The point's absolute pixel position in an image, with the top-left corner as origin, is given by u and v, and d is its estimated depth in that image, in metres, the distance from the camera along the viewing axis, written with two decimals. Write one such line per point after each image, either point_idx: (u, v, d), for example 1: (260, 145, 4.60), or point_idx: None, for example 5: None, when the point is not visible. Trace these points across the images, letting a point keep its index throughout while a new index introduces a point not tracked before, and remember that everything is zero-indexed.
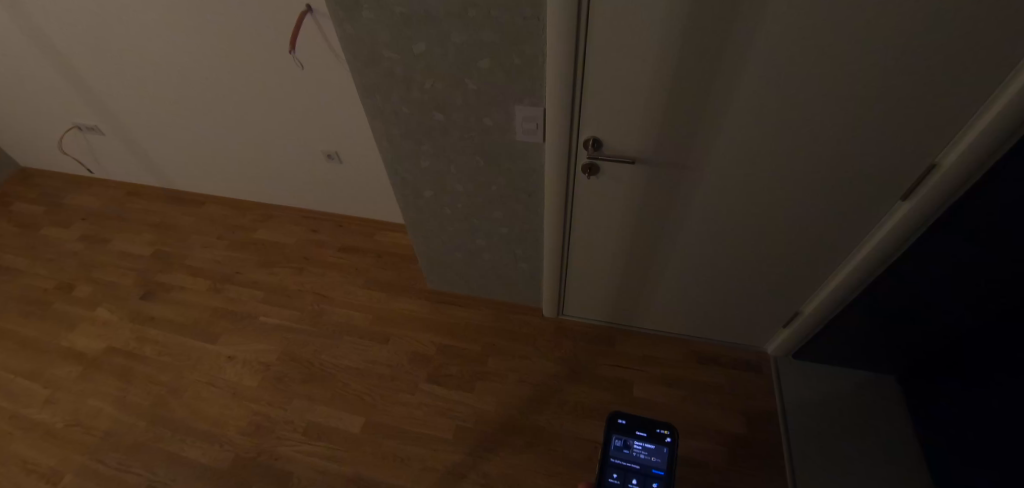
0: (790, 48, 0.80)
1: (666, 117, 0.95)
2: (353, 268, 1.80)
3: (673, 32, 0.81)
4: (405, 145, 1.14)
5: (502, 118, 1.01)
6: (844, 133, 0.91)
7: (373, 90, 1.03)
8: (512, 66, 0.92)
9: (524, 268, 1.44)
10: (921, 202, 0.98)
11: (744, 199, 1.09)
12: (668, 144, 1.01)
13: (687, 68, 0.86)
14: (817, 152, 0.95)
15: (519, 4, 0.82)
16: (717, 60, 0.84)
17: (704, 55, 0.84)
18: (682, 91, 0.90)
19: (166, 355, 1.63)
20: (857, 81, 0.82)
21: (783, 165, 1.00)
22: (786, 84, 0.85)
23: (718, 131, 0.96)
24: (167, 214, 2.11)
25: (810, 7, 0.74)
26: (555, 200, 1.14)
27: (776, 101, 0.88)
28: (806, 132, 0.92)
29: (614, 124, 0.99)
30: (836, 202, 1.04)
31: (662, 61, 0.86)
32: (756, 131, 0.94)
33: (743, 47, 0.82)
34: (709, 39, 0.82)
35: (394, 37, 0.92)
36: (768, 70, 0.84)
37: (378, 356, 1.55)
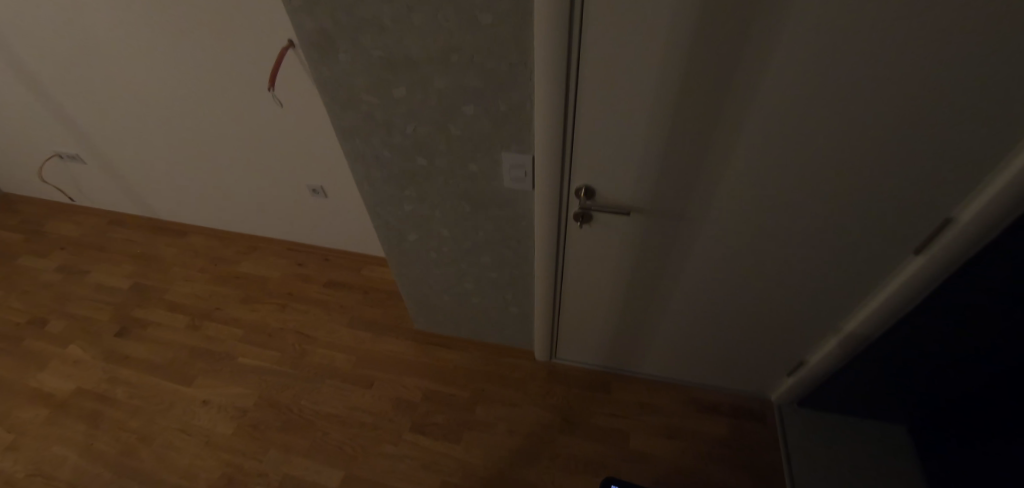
0: (794, 98, 0.75)
1: (661, 167, 0.90)
2: (338, 306, 1.74)
3: (670, 80, 0.77)
4: (387, 189, 1.08)
5: (488, 165, 0.95)
6: (852, 185, 0.85)
7: (352, 133, 0.98)
8: (499, 113, 0.86)
9: (514, 312, 1.36)
10: (933, 259, 0.92)
11: (745, 247, 1.03)
12: (664, 194, 0.95)
13: (684, 117, 0.82)
14: (821, 204, 0.90)
15: (505, 51, 0.77)
16: (717, 109, 0.79)
17: (702, 103, 0.79)
18: (679, 142, 0.85)
19: (138, 398, 1.54)
20: (867, 134, 0.77)
21: (787, 215, 0.94)
22: (788, 138, 0.81)
23: (716, 181, 0.91)
24: (149, 245, 2.04)
25: (815, 57, 0.70)
26: (545, 247, 1.07)
27: (779, 152, 0.83)
28: (809, 184, 0.87)
29: (607, 172, 0.93)
30: (842, 253, 0.99)
31: (658, 109, 0.81)
32: (756, 183, 0.89)
33: (744, 97, 0.77)
34: (708, 89, 0.77)
35: (373, 81, 0.87)
36: (771, 120, 0.79)
37: (361, 402, 1.47)
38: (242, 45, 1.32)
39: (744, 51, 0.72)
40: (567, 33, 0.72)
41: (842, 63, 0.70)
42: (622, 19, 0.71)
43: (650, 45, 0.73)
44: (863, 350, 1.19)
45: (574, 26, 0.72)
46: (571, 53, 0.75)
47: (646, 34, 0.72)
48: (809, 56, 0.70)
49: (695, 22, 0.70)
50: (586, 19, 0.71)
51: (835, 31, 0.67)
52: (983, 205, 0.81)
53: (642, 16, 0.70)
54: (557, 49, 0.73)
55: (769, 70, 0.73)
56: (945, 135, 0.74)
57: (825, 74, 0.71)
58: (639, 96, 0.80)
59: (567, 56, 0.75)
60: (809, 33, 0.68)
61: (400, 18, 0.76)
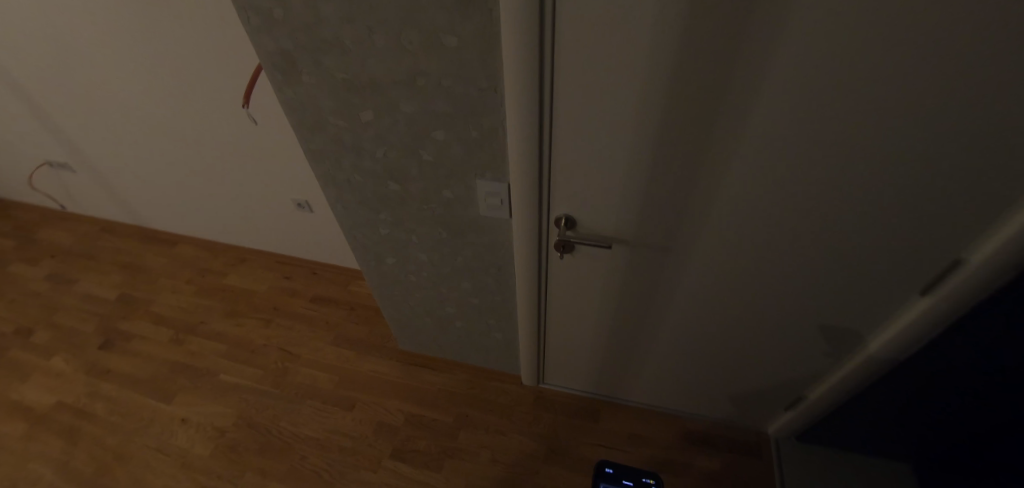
0: (789, 133, 0.68)
1: (645, 198, 0.83)
2: (323, 323, 1.70)
3: (652, 110, 0.70)
4: (361, 213, 1.03)
5: (463, 191, 0.90)
6: (855, 222, 0.77)
7: (321, 156, 0.93)
8: (470, 139, 0.80)
9: (499, 337, 1.31)
10: (941, 301, 0.84)
11: (738, 282, 0.96)
12: (650, 225, 0.89)
13: (670, 148, 0.74)
14: (819, 241, 0.83)
15: (473, 75, 0.71)
16: (705, 141, 0.72)
17: (689, 135, 0.72)
18: (663, 173, 0.79)
19: (117, 414, 1.51)
20: (870, 169, 0.69)
21: (782, 250, 0.87)
22: (783, 172, 0.73)
23: (705, 214, 0.84)
24: (139, 254, 2.03)
25: (814, 88, 0.62)
26: (526, 275, 1.02)
27: (773, 186, 0.76)
28: (806, 219, 0.80)
29: (588, 202, 0.87)
30: (843, 291, 0.91)
31: (640, 140, 0.74)
32: (748, 217, 0.82)
33: (733, 129, 0.70)
34: (695, 120, 0.70)
35: (338, 104, 0.82)
36: (764, 153, 0.71)
37: (340, 425, 1.43)
38: (220, 57, 1.28)
39: (733, 81, 0.64)
40: (537, 59, 0.65)
41: (845, 96, 0.62)
42: (597, 45, 0.64)
43: (629, 73, 0.66)
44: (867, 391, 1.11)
45: (544, 52, 0.65)
46: (542, 81, 0.68)
47: (623, 61, 0.65)
48: (808, 88, 0.62)
49: (679, 50, 0.62)
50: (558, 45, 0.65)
51: (835, 62, 0.59)
52: (997, 249, 0.73)
53: (618, 41, 0.63)
54: (527, 77, 0.67)
55: (761, 102, 0.65)
56: (956, 174, 0.67)
57: (824, 107, 0.64)
58: (618, 126, 0.73)
59: (538, 84, 0.68)
60: (807, 63, 0.60)
61: (361, 40, 0.71)
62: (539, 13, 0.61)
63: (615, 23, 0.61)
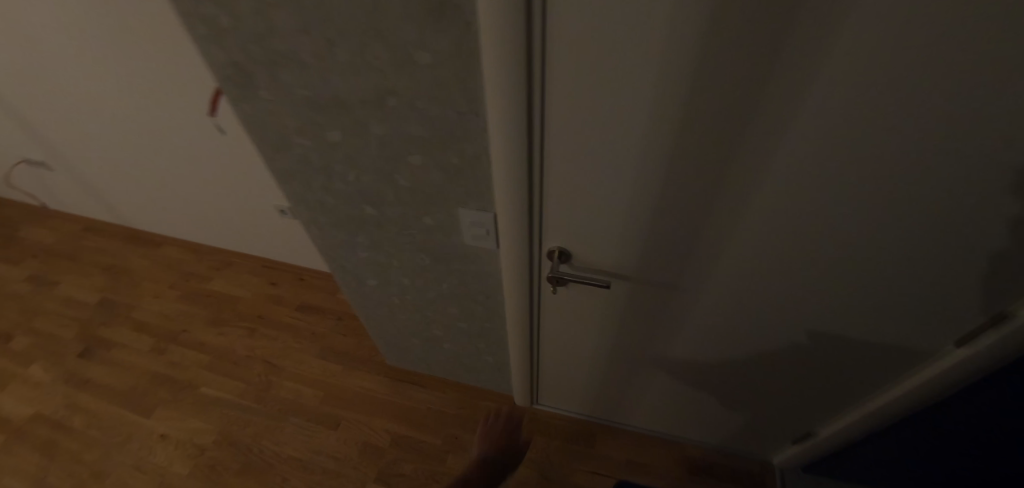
0: (825, 174, 0.56)
1: (649, 236, 0.72)
2: (309, 333, 1.62)
3: (660, 142, 0.58)
4: (336, 235, 0.94)
5: (445, 219, 0.80)
6: (893, 272, 0.66)
7: (289, 176, 0.83)
8: (450, 166, 0.70)
9: (489, 360, 1.22)
10: (978, 354, 0.73)
11: (751, 324, 0.86)
12: (653, 264, 0.78)
13: (679, 186, 0.63)
14: (847, 289, 0.72)
15: (451, 97, 0.61)
16: (722, 180, 0.61)
17: (703, 173, 0.60)
18: (671, 212, 0.67)
19: (95, 428, 1.45)
20: (918, 218, 0.58)
21: (805, 297, 0.76)
22: (811, 215, 0.62)
23: (717, 255, 0.73)
24: (122, 255, 1.95)
25: (859, 124, 0.51)
26: (516, 305, 0.93)
27: (800, 230, 0.64)
28: (835, 265, 0.68)
29: (584, 236, 0.76)
30: (871, 342, 0.80)
31: (645, 176, 0.63)
32: (767, 259, 0.71)
33: (757, 168, 0.58)
34: (711, 156, 0.58)
35: (302, 123, 0.72)
36: (792, 195, 0.60)
37: (324, 445, 1.37)
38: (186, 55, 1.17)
39: (760, 113, 0.53)
40: (524, 82, 0.54)
41: (897, 135, 0.51)
42: (594, 66, 0.53)
43: (633, 100, 0.55)
44: (887, 439, 1.01)
45: (532, 74, 0.54)
46: (529, 106, 0.57)
47: (627, 86, 0.54)
48: (852, 124, 0.51)
49: (694, 76, 0.51)
50: (548, 65, 0.54)
51: (890, 94, 0.48)
52: None
53: (621, 63, 0.52)
54: (511, 102, 0.56)
55: (792, 137, 0.54)
56: (1022, 228, 0.55)
57: (870, 147, 0.52)
58: (619, 159, 0.62)
59: (525, 110, 0.57)
60: (854, 94, 0.49)
61: (321, 53, 0.61)
62: (524, 28, 0.50)
63: (617, 41, 0.50)
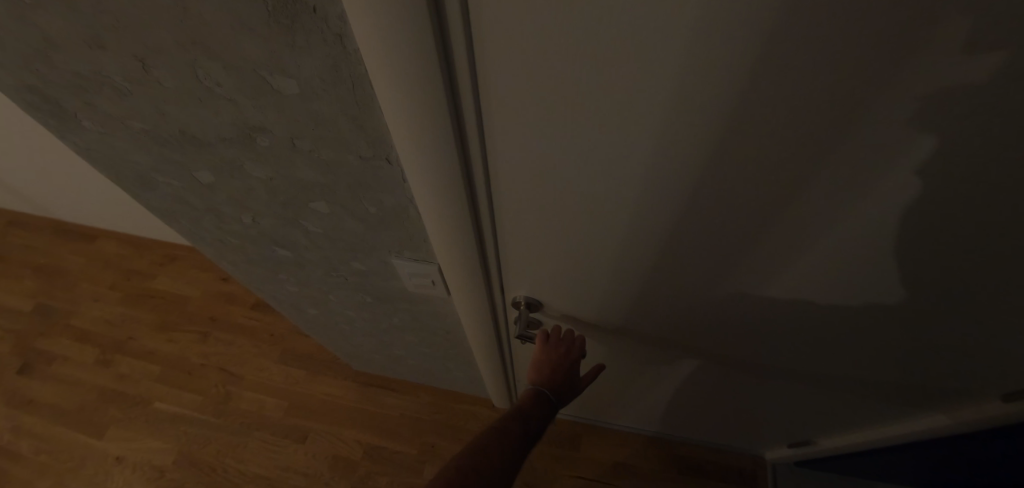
0: (878, 251, 0.41)
1: (639, 289, 0.58)
2: (269, 336, 1.48)
3: (653, 211, 0.42)
4: (254, 271, 0.76)
5: (377, 265, 0.62)
6: (949, 339, 0.52)
7: (169, 215, 0.64)
8: (368, 215, 0.51)
9: (462, 376, 1.10)
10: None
11: (757, 364, 0.72)
12: (644, 309, 0.64)
13: (676, 251, 0.48)
14: (880, 345, 0.58)
15: (345, 139, 0.41)
16: (735, 250, 0.46)
17: (709, 241, 0.45)
18: (667, 271, 0.52)
19: (44, 453, 1.35)
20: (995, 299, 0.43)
21: (832, 347, 0.62)
22: (852, 284, 0.46)
23: (724, 307, 0.58)
24: (52, 253, 1.74)
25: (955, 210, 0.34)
26: (481, 342, 0.79)
27: (830, 297, 0.50)
28: (874, 326, 0.53)
29: (556, 287, 0.62)
30: (896, 384, 0.68)
31: (632, 240, 0.48)
32: (784, 316, 0.56)
33: (787, 238, 0.42)
34: (724, 227, 0.42)
35: (157, 161, 0.52)
36: (823, 268, 0.45)
37: (292, 461, 1.28)
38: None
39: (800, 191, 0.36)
40: (455, 143, 0.36)
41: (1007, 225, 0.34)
42: (555, 129, 0.35)
43: (613, 167, 0.38)
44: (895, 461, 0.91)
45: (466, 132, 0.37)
46: (468, 169, 0.40)
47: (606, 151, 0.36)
48: (940, 211, 0.34)
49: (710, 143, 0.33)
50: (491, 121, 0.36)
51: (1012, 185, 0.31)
52: None
53: (595, 126, 0.34)
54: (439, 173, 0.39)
55: (843, 216, 0.38)
56: None
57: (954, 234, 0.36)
58: (598, 223, 0.46)
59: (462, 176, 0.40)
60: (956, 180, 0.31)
61: (137, 78, 0.40)
62: (441, 79, 0.30)
63: (589, 98, 0.32)
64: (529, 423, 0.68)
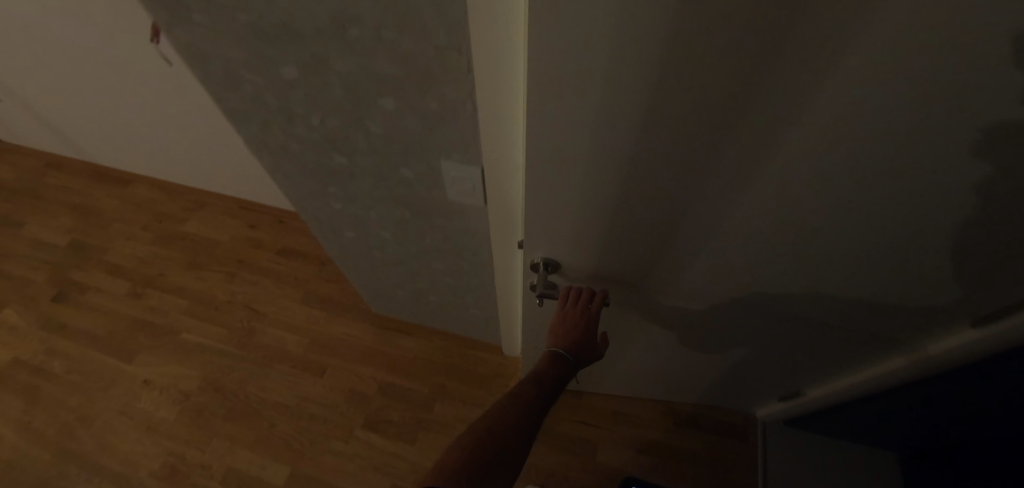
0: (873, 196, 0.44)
1: (638, 249, 0.60)
2: (292, 279, 1.57)
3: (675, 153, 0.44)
4: (305, 184, 0.85)
5: (425, 171, 0.71)
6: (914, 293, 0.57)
7: (243, 118, 0.72)
8: (429, 112, 0.60)
9: (478, 314, 1.18)
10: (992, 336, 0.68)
11: (741, 325, 0.78)
12: (642, 274, 0.66)
13: (699, 202, 0.50)
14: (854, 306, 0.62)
15: (425, 27, 0.49)
16: (753, 198, 0.48)
17: (730, 187, 0.47)
18: (662, 229, 0.55)
19: (75, 373, 1.44)
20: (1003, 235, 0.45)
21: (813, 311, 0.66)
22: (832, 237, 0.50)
23: (715, 266, 0.61)
24: (87, 194, 1.83)
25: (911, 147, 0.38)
26: (506, 265, 0.87)
27: (844, 252, 0.52)
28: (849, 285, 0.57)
29: (564, 251, 0.64)
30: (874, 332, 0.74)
31: (657, 191, 0.49)
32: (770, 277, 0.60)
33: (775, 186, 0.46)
34: (745, 169, 0.45)
35: (251, 56, 0.60)
36: (840, 217, 0.48)
37: (310, 392, 1.36)
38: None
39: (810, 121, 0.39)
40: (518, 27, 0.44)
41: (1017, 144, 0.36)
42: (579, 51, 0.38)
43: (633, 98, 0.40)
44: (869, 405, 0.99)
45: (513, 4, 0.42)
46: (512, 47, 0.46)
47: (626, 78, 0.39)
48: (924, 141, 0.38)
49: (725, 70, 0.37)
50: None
51: (1008, 91, 0.33)
52: None
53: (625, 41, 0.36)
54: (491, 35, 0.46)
55: (848, 150, 0.40)
56: None
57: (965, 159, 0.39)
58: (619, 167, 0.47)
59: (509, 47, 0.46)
60: (944, 93, 0.34)
61: None
62: None
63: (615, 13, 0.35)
64: (543, 384, 0.67)
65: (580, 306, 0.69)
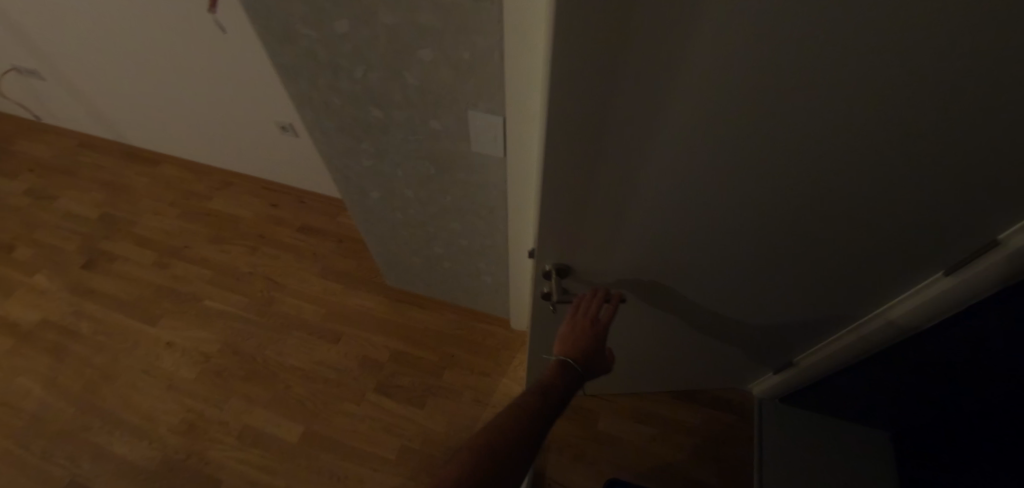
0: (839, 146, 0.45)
1: (629, 230, 0.61)
2: (311, 254, 1.64)
3: (680, 133, 0.46)
4: (342, 141, 0.94)
5: (453, 123, 0.80)
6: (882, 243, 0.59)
7: (294, 73, 0.82)
8: (462, 62, 0.69)
9: (489, 281, 1.25)
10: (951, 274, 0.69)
11: (729, 304, 0.79)
12: (634, 257, 0.67)
13: (713, 182, 0.51)
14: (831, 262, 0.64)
15: None
16: (764, 177, 0.50)
17: (738, 166, 0.49)
18: (651, 203, 0.56)
19: (102, 334, 1.51)
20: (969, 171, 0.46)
21: (794, 273, 0.67)
22: (806, 194, 0.51)
23: (702, 240, 0.62)
24: (118, 172, 1.93)
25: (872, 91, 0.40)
26: (521, 221, 0.95)
27: (843, 215, 0.54)
28: (823, 242, 0.59)
29: (566, 243, 0.65)
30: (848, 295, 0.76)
31: (671, 171, 0.50)
32: (751, 244, 0.62)
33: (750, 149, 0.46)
34: (745, 143, 0.46)
35: (311, 11, 0.70)
36: (819, 178, 0.49)
37: (325, 357, 1.42)
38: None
39: (804, 96, 0.41)
40: None
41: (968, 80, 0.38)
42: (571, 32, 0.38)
43: (631, 84, 0.42)
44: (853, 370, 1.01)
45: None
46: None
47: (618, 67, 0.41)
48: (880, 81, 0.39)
49: (710, 47, 0.38)
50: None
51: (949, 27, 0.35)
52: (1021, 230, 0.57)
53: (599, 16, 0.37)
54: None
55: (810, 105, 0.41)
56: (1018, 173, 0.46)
57: (925, 103, 0.40)
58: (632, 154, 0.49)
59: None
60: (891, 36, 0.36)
61: None
62: None
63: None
64: (550, 395, 0.65)
65: (591, 314, 0.71)
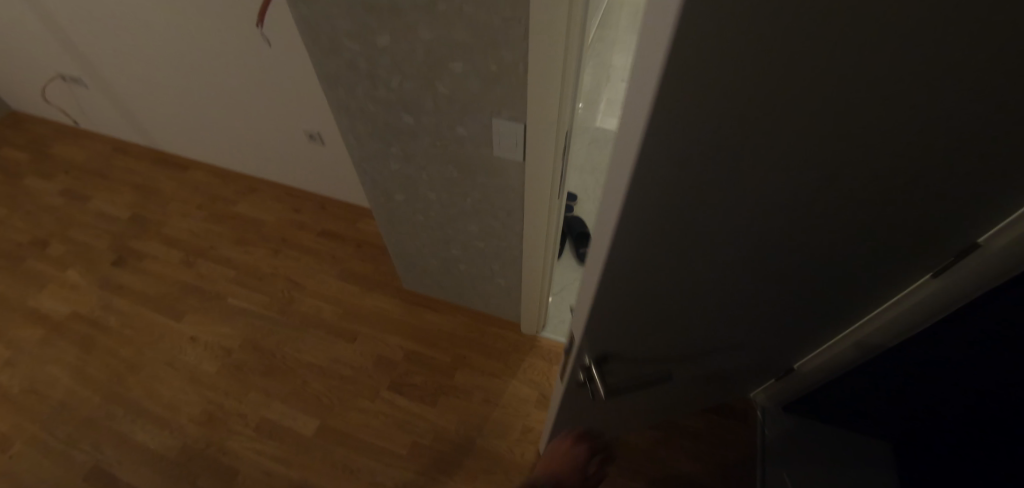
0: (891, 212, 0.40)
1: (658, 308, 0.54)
2: (330, 257, 1.72)
3: (746, 223, 0.39)
4: (373, 145, 1.02)
5: (478, 129, 0.88)
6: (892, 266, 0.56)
7: (334, 82, 0.90)
8: (489, 74, 0.77)
9: (502, 284, 1.31)
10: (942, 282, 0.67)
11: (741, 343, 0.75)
12: (656, 327, 0.60)
13: (752, 257, 0.45)
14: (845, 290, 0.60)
15: (497, 3, 0.67)
16: (820, 245, 0.44)
17: (785, 240, 0.42)
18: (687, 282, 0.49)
19: (129, 328, 1.57)
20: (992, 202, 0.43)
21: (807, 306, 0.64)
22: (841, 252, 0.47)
23: (728, 302, 0.56)
24: (149, 176, 2.03)
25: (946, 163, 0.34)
26: (537, 223, 1.02)
27: (870, 258, 0.50)
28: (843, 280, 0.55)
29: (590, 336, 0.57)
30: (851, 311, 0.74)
31: (712, 255, 0.44)
32: (775, 296, 0.57)
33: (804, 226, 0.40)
34: (799, 222, 0.40)
35: (356, 27, 0.79)
36: (860, 237, 0.44)
37: (342, 355, 1.48)
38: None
39: (888, 178, 0.35)
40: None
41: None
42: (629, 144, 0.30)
43: (700, 186, 0.34)
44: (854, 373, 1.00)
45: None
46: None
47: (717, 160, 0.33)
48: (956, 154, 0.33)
49: (787, 142, 0.30)
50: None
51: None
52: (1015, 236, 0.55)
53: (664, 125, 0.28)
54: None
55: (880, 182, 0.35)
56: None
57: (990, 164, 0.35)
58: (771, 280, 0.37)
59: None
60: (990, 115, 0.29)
61: None
62: None
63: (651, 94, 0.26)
64: None
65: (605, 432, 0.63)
